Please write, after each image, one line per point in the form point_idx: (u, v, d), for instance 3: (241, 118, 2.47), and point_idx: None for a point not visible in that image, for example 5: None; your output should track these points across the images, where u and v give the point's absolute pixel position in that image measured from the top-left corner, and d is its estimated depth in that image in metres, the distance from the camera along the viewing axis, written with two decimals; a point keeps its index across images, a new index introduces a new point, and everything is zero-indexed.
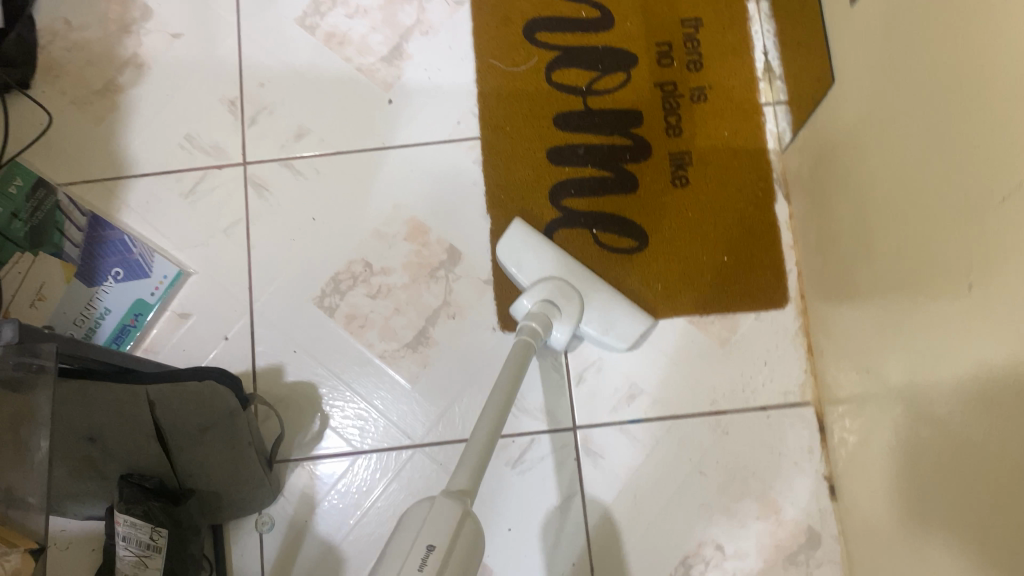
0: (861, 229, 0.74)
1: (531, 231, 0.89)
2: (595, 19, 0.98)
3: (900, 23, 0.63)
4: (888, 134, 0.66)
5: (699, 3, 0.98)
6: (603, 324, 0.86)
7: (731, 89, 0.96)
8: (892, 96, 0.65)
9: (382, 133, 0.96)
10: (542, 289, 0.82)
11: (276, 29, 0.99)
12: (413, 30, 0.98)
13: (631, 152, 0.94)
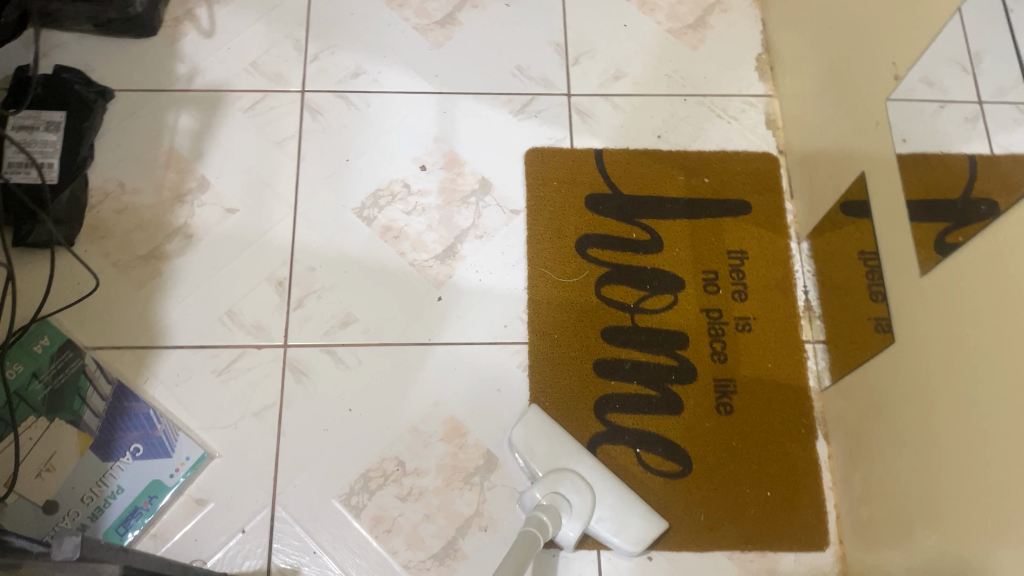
0: (929, 482, 0.74)
1: (551, 423, 0.89)
2: (645, 241, 1.01)
3: (983, 294, 0.67)
4: (972, 395, 0.68)
5: (744, 236, 1.03)
6: (615, 525, 0.85)
7: (773, 322, 0.99)
8: (978, 360, 0.67)
9: (429, 329, 0.95)
10: (551, 483, 0.82)
11: (332, 217, 1.00)
12: (468, 232, 1.00)
13: (677, 373, 0.95)
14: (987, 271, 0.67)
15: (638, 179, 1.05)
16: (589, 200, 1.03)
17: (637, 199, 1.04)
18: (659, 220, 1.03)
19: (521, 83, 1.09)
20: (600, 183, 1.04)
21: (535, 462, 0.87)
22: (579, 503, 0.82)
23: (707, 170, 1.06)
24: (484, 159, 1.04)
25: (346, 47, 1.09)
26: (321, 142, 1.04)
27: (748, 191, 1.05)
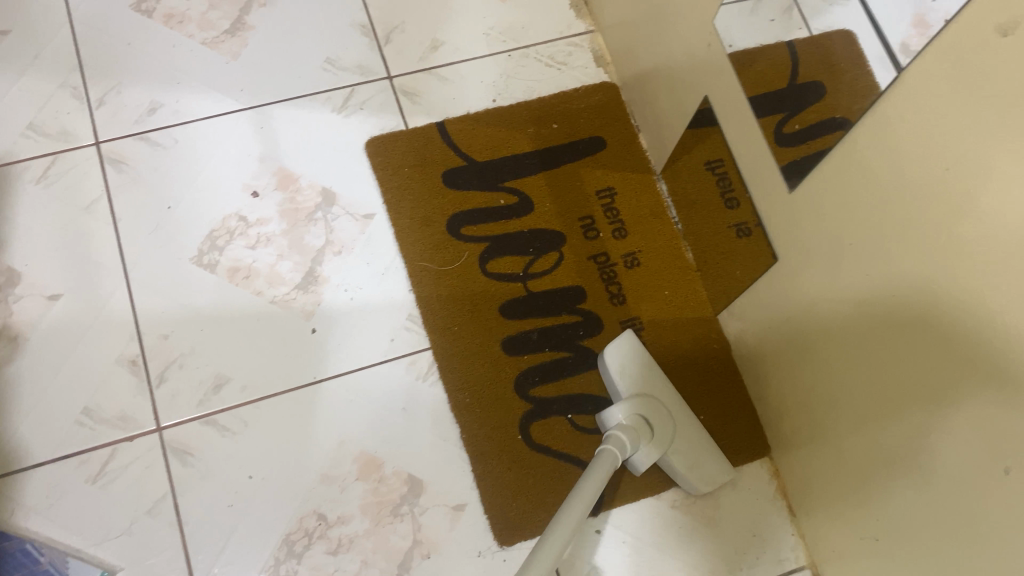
0: (844, 384, 0.74)
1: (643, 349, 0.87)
2: (513, 205, 0.97)
3: (855, 202, 0.66)
4: (868, 301, 0.68)
5: (608, 173, 1.00)
6: (690, 460, 0.83)
7: (660, 250, 0.98)
8: (866, 267, 0.67)
9: (312, 366, 0.88)
10: (638, 404, 0.79)
11: (170, 274, 0.90)
12: (324, 250, 0.93)
13: (584, 327, 0.93)
14: (846, 172, 0.66)
15: (489, 142, 1.00)
16: (446, 176, 0.98)
17: (494, 163, 0.99)
18: (522, 178, 0.98)
19: (336, 77, 1.01)
20: (452, 156, 0.99)
21: (625, 381, 0.84)
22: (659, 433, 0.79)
23: (554, 115, 1.02)
24: (319, 168, 0.96)
25: (132, 82, 0.97)
26: (135, 194, 0.93)
27: (600, 125, 1.02)
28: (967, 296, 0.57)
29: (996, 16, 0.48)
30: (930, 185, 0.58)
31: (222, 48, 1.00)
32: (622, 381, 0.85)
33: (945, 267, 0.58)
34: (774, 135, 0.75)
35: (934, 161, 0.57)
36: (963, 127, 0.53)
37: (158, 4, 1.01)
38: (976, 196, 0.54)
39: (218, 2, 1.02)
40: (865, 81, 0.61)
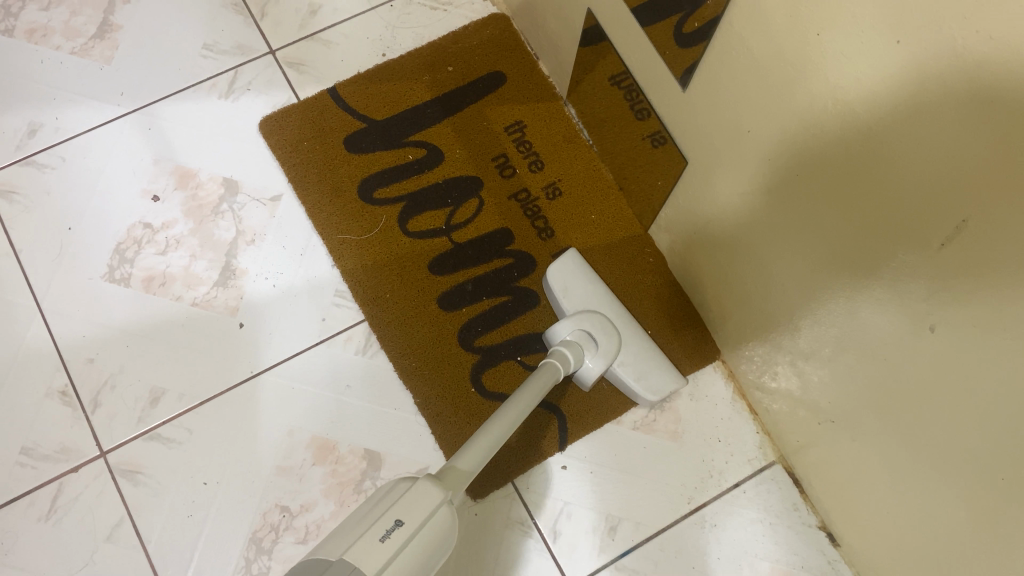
0: (777, 267, 0.72)
1: (588, 270, 0.87)
2: (423, 157, 0.94)
3: (745, 86, 0.64)
4: (777, 185, 0.66)
5: (514, 108, 0.98)
6: (638, 371, 0.82)
7: (580, 175, 0.96)
8: (768, 150, 0.65)
9: (246, 361, 0.86)
10: (584, 319, 0.78)
11: (83, 297, 0.87)
12: (237, 242, 0.90)
13: (518, 268, 0.91)
14: (731, 54, 0.63)
15: (386, 100, 0.97)
16: (348, 142, 0.94)
17: (395, 119, 0.96)
18: (426, 129, 0.96)
19: (217, 62, 0.97)
20: (350, 121, 0.95)
21: (570, 300, 0.84)
22: (606, 343, 0.77)
23: (448, 58, 0.99)
24: (216, 159, 0.93)
25: (5, 107, 0.93)
26: (32, 222, 0.89)
27: (497, 59, 0.99)
28: (866, 149, 0.54)
29: None
30: (807, 48, 0.55)
31: (93, 55, 0.96)
32: (568, 299, 0.85)
33: (838, 134, 0.56)
34: (674, 39, 0.70)
35: (805, 21, 0.54)
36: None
37: (17, 21, 0.96)
38: (849, 56, 0.52)
39: (79, 7, 0.97)
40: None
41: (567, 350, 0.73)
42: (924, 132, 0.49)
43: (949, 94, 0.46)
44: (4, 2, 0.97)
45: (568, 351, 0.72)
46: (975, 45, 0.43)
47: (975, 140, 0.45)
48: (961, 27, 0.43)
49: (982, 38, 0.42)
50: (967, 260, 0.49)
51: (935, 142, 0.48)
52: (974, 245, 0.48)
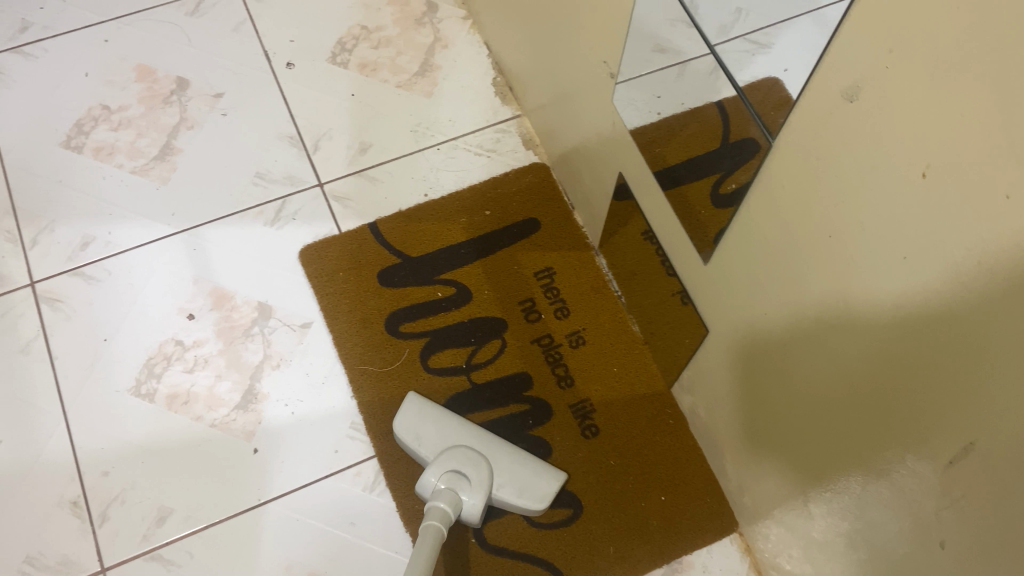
0: (793, 449, 0.71)
1: (433, 407, 0.86)
2: (451, 296, 0.96)
3: (763, 271, 0.64)
4: (791, 370, 0.66)
5: (546, 254, 0.99)
6: (517, 486, 0.80)
7: (605, 325, 0.96)
8: (784, 335, 0.65)
9: (256, 488, 0.86)
10: (444, 464, 0.77)
11: (108, 409, 0.89)
12: (262, 366, 0.92)
13: (533, 416, 0.90)
14: (751, 239, 0.64)
15: (423, 237, 0.99)
16: (381, 275, 0.97)
17: (429, 256, 0.98)
18: (458, 268, 0.98)
19: (267, 190, 1.01)
20: (386, 254, 0.98)
21: (427, 448, 0.82)
22: (475, 477, 0.77)
23: (486, 202, 1.02)
24: (252, 284, 0.96)
25: (64, 219, 0.98)
26: (71, 331, 0.92)
27: (534, 206, 1.02)
28: (879, 355, 0.54)
29: (840, 81, 0.47)
30: (822, 247, 0.55)
31: (151, 174, 1.01)
32: (423, 443, 0.83)
33: (849, 333, 0.56)
34: (700, 213, 0.71)
35: (820, 223, 0.54)
36: (835, 194, 0.52)
37: (87, 139, 1.03)
38: (858, 263, 0.52)
39: (145, 130, 1.04)
40: (746, 150, 0.60)
41: (441, 504, 0.72)
42: (929, 348, 0.48)
43: (953, 319, 0.45)
44: (78, 121, 1.04)
45: (444, 508, 0.71)
46: (981, 277, 0.42)
47: (979, 366, 0.44)
48: (967, 255, 0.43)
49: (987, 270, 0.42)
50: (973, 483, 0.48)
51: (945, 363, 0.47)
52: (981, 471, 0.47)
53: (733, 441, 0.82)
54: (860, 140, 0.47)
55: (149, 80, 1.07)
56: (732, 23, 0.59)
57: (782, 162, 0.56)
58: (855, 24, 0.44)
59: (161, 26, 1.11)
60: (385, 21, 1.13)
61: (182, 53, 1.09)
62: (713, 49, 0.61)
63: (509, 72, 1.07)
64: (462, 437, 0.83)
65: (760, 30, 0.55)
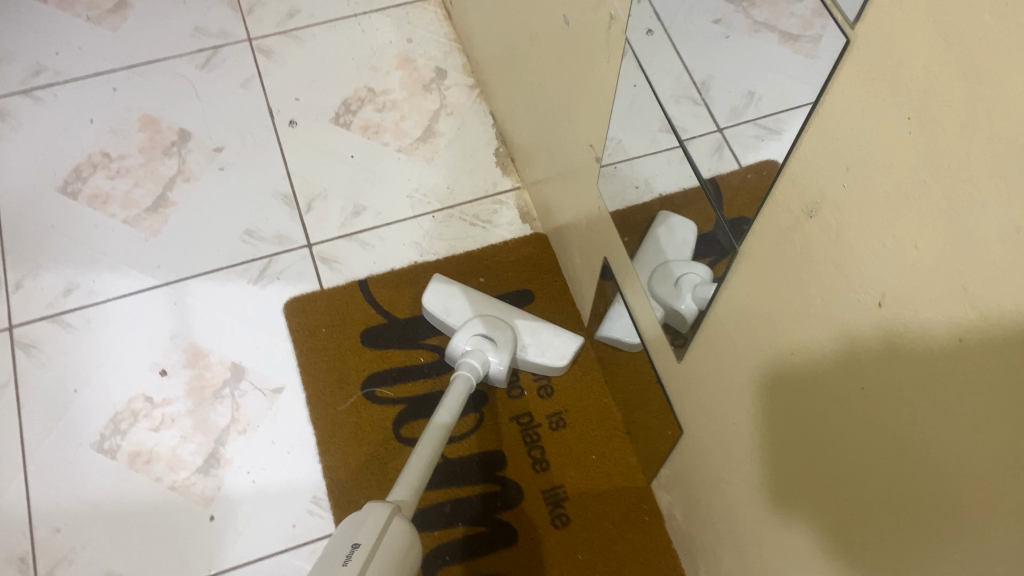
0: (762, 561, 0.65)
1: (461, 286, 0.90)
2: (433, 363, 0.93)
3: (733, 376, 0.61)
4: (761, 481, 0.62)
5: None
6: (540, 347, 0.87)
7: (589, 410, 0.92)
8: (754, 444, 0.61)
9: (207, 559, 0.83)
10: (473, 328, 0.85)
11: (67, 464, 0.87)
12: (229, 430, 0.89)
13: (503, 498, 0.87)
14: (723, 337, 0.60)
15: (409, 301, 0.97)
16: (365, 336, 0.94)
17: (415, 320, 0.96)
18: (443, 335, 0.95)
19: (255, 248, 1.00)
20: (373, 315, 0.96)
21: (453, 315, 0.88)
22: (501, 339, 0.84)
23: (479, 270, 1.00)
24: (230, 343, 0.94)
25: (50, 266, 0.97)
26: (41, 379, 0.91)
27: (527, 279, 0.99)
28: (845, 481, 0.49)
29: (801, 194, 0.44)
30: (790, 357, 0.51)
31: (142, 226, 1.01)
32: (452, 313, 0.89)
33: (812, 456, 0.52)
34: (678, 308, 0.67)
35: (788, 331, 0.50)
36: (799, 310, 0.48)
37: (83, 185, 1.03)
38: (819, 386, 0.48)
39: (141, 180, 1.03)
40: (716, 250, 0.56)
41: (467, 368, 0.82)
42: (891, 487, 0.44)
43: (919, 458, 0.41)
44: (77, 167, 1.04)
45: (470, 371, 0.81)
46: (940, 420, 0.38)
47: (946, 516, 0.40)
48: (922, 396, 0.39)
49: (946, 416, 0.37)
50: None
51: (911, 502, 0.43)
52: None
53: (706, 549, 0.77)
54: (820, 257, 0.44)
55: (152, 130, 1.07)
56: (743, 107, 0.48)
57: (743, 269, 0.53)
58: (814, 137, 0.41)
59: (171, 77, 1.12)
60: (393, 84, 1.13)
61: (187, 105, 1.09)
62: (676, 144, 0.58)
63: (511, 140, 1.06)
64: (491, 308, 0.88)
65: (769, 116, 0.45)
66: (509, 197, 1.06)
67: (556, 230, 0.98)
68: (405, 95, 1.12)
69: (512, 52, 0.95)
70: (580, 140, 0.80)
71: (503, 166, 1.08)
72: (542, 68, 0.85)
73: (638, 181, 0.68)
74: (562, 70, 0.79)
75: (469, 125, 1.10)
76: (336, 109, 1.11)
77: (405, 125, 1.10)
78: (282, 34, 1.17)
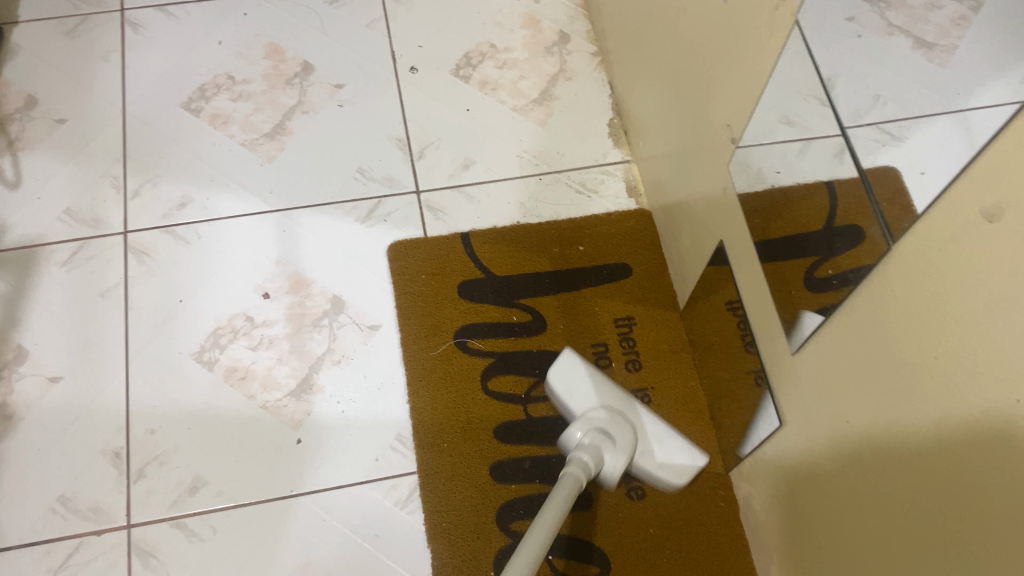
0: (840, 561, 0.65)
1: (584, 361, 0.86)
2: (527, 322, 0.94)
3: (852, 374, 0.60)
4: (850, 483, 0.62)
5: (630, 301, 0.96)
6: (657, 457, 0.81)
7: (675, 391, 0.92)
8: (850, 447, 0.62)
9: (290, 480, 0.85)
10: (593, 421, 0.80)
11: (167, 370, 0.90)
12: (324, 359, 0.91)
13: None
14: (849, 332, 0.60)
15: (510, 258, 0.98)
16: (462, 287, 0.95)
17: (514, 279, 0.96)
18: (539, 297, 0.95)
19: (365, 187, 1.01)
20: (472, 268, 0.97)
21: (573, 404, 0.83)
22: (620, 439, 0.79)
23: (581, 237, 1.00)
24: (332, 275, 0.96)
25: (168, 177, 1.00)
26: (151, 286, 0.94)
27: (627, 254, 0.99)
28: (966, 489, 0.48)
29: (982, 197, 0.44)
30: (928, 359, 0.51)
31: (259, 151, 1.03)
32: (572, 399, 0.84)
33: (931, 461, 0.52)
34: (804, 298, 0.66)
35: (932, 332, 0.50)
36: (949, 321, 0.48)
37: (207, 104, 1.05)
38: (958, 391, 0.48)
39: (262, 106, 1.05)
40: (862, 242, 0.56)
41: (583, 457, 0.75)
42: (1021, 500, 0.44)
43: None
44: (203, 86, 1.07)
45: (585, 460, 0.74)
46: None
47: None
48: None
49: None
50: None
51: None
52: None
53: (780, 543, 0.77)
54: (990, 268, 0.44)
55: (276, 59, 1.09)
56: (867, 110, 0.55)
57: (902, 264, 0.51)
58: (1012, 139, 0.41)
59: (300, 9, 1.13)
60: (516, 43, 1.13)
61: (313, 39, 1.11)
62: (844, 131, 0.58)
63: (628, 112, 1.05)
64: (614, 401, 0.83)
65: (895, 121, 0.52)
66: (618, 169, 1.05)
67: (665, 207, 0.97)
68: (526, 55, 1.12)
69: (647, 23, 0.94)
70: (713, 120, 0.80)
71: (616, 137, 1.07)
72: (680, 42, 0.85)
73: (791, 161, 0.67)
74: (705, 47, 0.78)
75: (586, 92, 1.10)
76: (457, 61, 1.11)
77: (522, 84, 1.10)
78: None
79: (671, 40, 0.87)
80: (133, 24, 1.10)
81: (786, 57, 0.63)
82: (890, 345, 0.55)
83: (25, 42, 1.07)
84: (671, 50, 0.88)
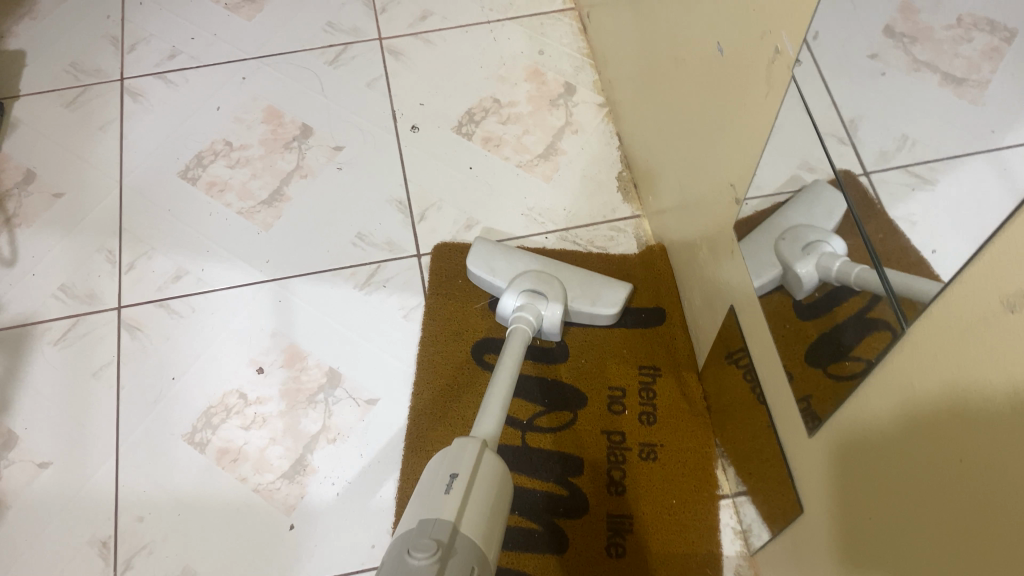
0: None
1: (497, 245, 0.89)
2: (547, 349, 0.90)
3: (869, 471, 0.52)
4: (920, 564, 0.47)
5: (655, 351, 0.90)
6: (589, 297, 0.86)
7: (684, 458, 0.84)
8: (912, 495, 0.47)
9: (282, 568, 0.80)
10: (521, 287, 0.84)
11: (157, 452, 0.86)
12: (319, 437, 0.87)
13: (565, 505, 0.81)
14: (864, 425, 0.52)
15: None
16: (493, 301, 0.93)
17: None
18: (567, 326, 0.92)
19: (363, 253, 0.98)
20: None
21: (500, 278, 0.87)
22: (552, 292, 0.83)
23: (625, 275, 0.95)
24: (329, 347, 0.92)
25: (163, 249, 0.98)
26: (144, 364, 0.91)
27: (668, 296, 0.92)
28: None
29: (1000, 285, 0.37)
30: (949, 464, 0.43)
31: (255, 221, 1.00)
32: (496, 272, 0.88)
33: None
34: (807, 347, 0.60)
35: (952, 432, 0.42)
36: (968, 423, 0.41)
37: (204, 172, 1.03)
38: (985, 505, 0.40)
39: (260, 172, 1.03)
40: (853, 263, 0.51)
41: (523, 325, 0.80)
42: None
43: None
44: (200, 154, 1.05)
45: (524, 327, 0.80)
46: None
47: None
48: None
49: None
50: None
51: None
52: None
53: None
54: (1016, 358, 0.36)
55: (275, 123, 1.07)
56: (894, 150, 0.45)
57: (886, 299, 0.46)
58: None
59: (300, 71, 1.11)
60: (520, 97, 1.09)
61: (312, 101, 1.09)
62: (866, 175, 0.48)
63: (637, 162, 1.00)
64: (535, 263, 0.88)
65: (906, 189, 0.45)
66: (629, 226, 0.99)
67: (675, 261, 0.92)
68: (530, 108, 1.08)
69: (648, 70, 0.89)
70: (715, 173, 0.75)
71: (625, 191, 1.02)
72: (680, 89, 0.80)
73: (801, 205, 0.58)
74: (704, 96, 0.74)
75: (593, 145, 1.06)
76: (459, 117, 1.08)
77: (526, 139, 1.06)
78: (413, 36, 1.15)
79: (671, 85, 0.83)
80: (133, 93, 1.10)
81: (783, 114, 0.58)
82: (907, 444, 0.47)
83: (25, 116, 1.07)
84: (672, 94, 0.83)
